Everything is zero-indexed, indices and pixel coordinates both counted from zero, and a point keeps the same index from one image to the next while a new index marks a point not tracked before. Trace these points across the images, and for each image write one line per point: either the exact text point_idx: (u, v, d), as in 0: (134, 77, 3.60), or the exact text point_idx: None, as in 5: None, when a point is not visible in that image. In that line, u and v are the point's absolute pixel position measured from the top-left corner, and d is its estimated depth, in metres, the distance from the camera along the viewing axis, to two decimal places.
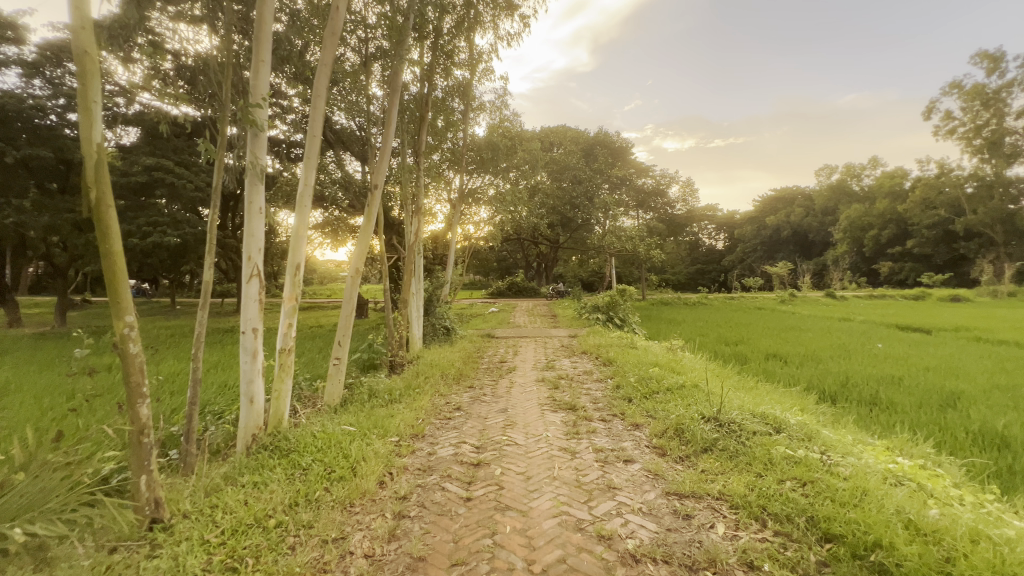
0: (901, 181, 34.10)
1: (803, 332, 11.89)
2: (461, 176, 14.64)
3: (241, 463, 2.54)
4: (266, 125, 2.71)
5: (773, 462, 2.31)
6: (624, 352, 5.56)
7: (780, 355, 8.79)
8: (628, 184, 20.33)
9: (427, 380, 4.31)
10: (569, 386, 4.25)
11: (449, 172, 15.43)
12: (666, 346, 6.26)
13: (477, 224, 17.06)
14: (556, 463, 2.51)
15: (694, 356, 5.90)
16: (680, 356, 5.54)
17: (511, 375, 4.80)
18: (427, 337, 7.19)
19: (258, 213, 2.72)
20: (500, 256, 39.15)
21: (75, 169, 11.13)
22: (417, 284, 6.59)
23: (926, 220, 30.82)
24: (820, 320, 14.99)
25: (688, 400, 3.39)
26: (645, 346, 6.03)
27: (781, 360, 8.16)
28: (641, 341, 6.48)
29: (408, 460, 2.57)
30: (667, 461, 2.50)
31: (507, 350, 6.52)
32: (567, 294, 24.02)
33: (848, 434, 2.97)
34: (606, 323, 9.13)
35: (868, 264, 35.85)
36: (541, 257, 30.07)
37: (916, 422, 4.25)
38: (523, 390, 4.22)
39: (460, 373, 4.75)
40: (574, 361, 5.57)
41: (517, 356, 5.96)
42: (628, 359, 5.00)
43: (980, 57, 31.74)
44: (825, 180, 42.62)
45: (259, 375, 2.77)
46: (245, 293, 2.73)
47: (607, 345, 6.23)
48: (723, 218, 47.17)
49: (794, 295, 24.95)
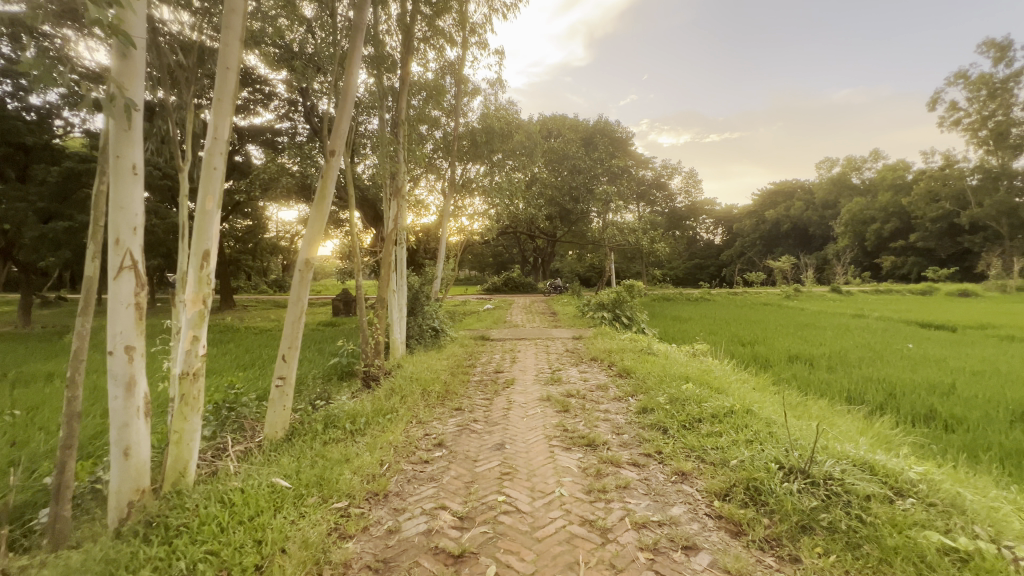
0: (904, 174, 33.43)
1: (820, 331, 11.09)
2: (453, 164, 13.75)
3: (97, 556, 1.65)
4: (132, 39, 1.74)
5: (931, 565, 1.46)
6: (641, 361, 4.70)
7: (805, 358, 7.99)
8: (629, 175, 19.49)
9: (404, 402, 3.43)
10: (582, 409, 3.38)
11: (441, 161, 14.53)
12: (688, 350, 5.42)
13: (471, 217, 16.16)
14: (579, 553, 1.64)
15: (722, 363, 5.06)
16: (708, 364, 4.69)
17: (509, 391, 3.92)
18: (412, 340, 6.32)
19: (130, 175, 1.81)
20: (495, 251, 38.17)
21: (30, 154, 10.19)
22: (399, 281, 5.69)
23: (930, 213, 30.14)
24: (833, 317, 14.23)
25: (747, 435, 2.54)
26: (664, 352, 5.17)
27: (807, 364, 7.35)
28: (657, 345, 5.64)
29: (354, 548, 1.71)
30: (752, 551, 1.64)
31: (504, 356, 5.63)
32: (565, 290, 23.19)
33: (983, 487, 2.13)
34: (612, 323, 8.28)
35: (870, 259, 35.21)
36: (538, 252, 29.25)
37: (1011, 448, 3.42)
38: (524, 413, 3.35)
39: (446, 390, 3.87)
40: (583, 370, 4.71)
41: (516, 365, 5.08)
42: (649, 370, 4.15)
43: (986, 47, 31.02)
44: (826, 174, 41.86)
45: (139, 417, 1.87)
46: (112, 295, 1.82)
47: (620, 351, 5.35)
48: (722, 212, 46.41)
49: (799, 291, 24.20)
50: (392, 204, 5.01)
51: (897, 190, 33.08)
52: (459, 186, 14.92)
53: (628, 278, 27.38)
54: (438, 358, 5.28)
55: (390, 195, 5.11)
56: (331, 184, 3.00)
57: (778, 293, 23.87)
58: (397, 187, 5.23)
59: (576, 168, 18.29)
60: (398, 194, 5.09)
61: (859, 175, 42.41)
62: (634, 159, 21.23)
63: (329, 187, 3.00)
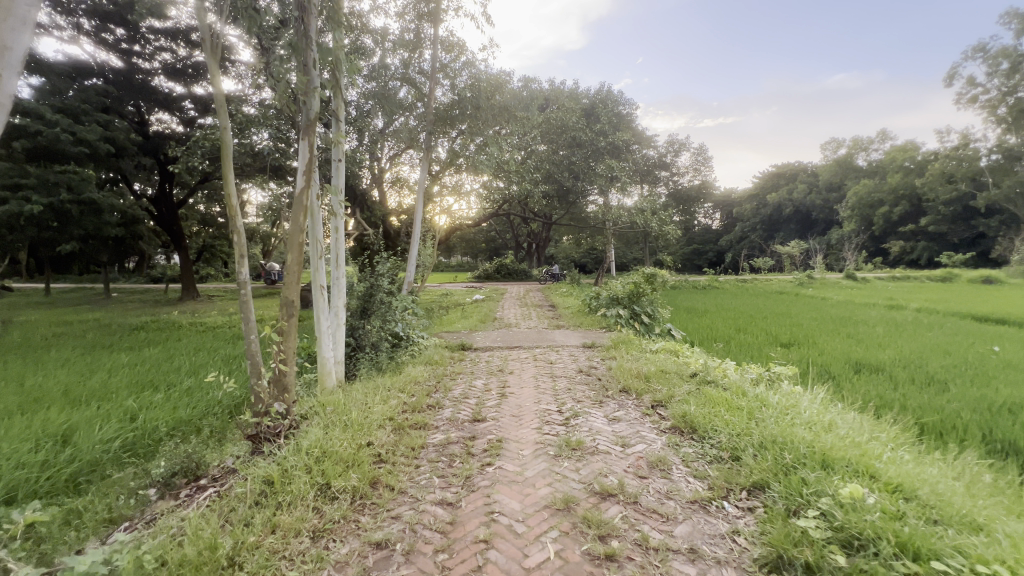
0: (915, 154, 31.68)
1: (863, 328, 9.40)
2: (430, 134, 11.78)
3: None
4: None
5: None
6: (707, 400, 2.95)
7: (867, 367, 6.33)
8: (631, 151, 17.57)
9: (272, 540, 1.62)
10: (643, 547, 1.61)
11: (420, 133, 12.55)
12: (759, 372, 3.69)
13: (457, 196, 14.24)
14: None
15: (819, 395, 3.32)
16: (810, 402, 2.97)
17: (492, 477, 2.14)
18: (363, 355, 4.52)
19: None
20: (486, 234, 36.16)
21: None
22: (335, 272, 3.86)
23: (944, 195, 28.44)
24: (866, 309, 12.62)
25: None
26: (729, 378, 3.41)
27: (879, 377, 5.67)
28: (711, 363, 3.91)
29: None
30: None
31: (490, 380, 3.84)
32: (562, 277, 21.37)
33: None
34: (629, 323, 6.56)
35: (877, 244, 33.64)
36: (532, 237, 27.43)
37: None
38: (519, 561, 1.56)
39: (377, 480, 2.07)
40: (614, 415, 2.94)
41: (507, 400, 3.33)
42: (741, 431, 2.38)
43: (1008, 17, 29.02)
44: (832, 155, 39.95)
45: None
46: None
47: (663, 375, 3.58)
48: (722, 196, 44.67)
49: (812, 277, 22.55)
50: (311, 129, 2.98)
51: (909, 171, 31.37)
52: (443, 160, 12.93)
53: (629, 265, 25.64)
54: (392, 387, 3.50)
55: (307, 107, 3.02)
56: (9, 31, 2.03)
57: (790, 281, 22.18)
58: (321, 96, 3.07)
59: (576, 142, 16.12)
60: (320, 106, 3.02)
61: (866, 156, 40.59)
62: (637, 136, 19.24)
63: (8, 37, 2.04)
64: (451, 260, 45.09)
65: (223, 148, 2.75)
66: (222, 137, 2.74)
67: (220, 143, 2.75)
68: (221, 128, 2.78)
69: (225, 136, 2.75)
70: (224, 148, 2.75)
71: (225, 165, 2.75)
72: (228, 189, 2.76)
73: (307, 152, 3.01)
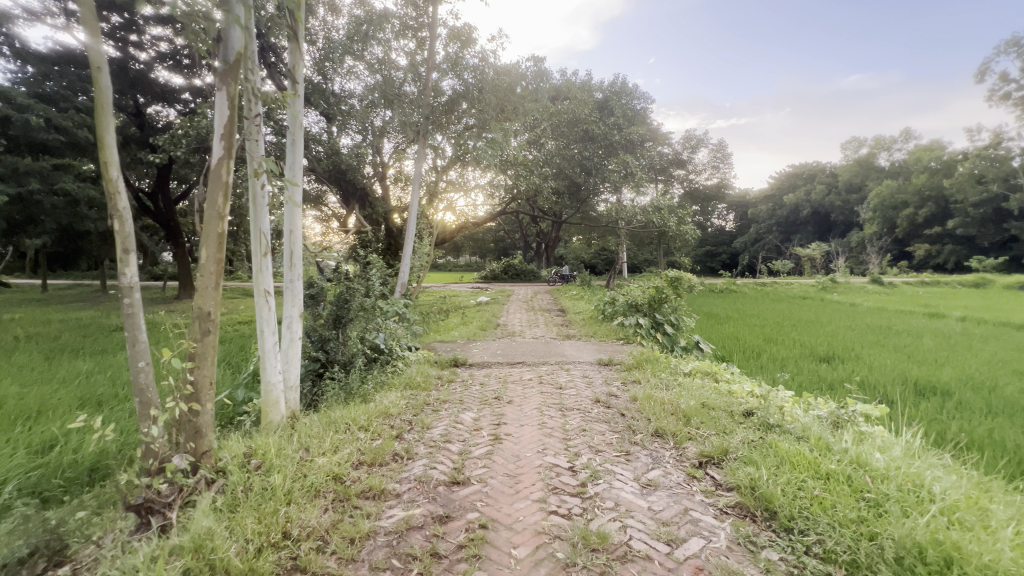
0: (942, 154, 30.21)
1: (908, 341, 8.42)
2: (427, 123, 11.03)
3: None
4: None
5: None
6: (779, 458, 2.11)
7: (930, 389, 5.39)
8: (645, 146, 16.65)
9: None
10: None
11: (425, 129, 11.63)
12: (833, 410, 2.83)
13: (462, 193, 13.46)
14: None
15: (925, 448, 2.46)
16: (927, 466, 2.09)
17: None
18: (331, 376, 3.72)
19: None
20: (494, 233, 35.49)
21: None
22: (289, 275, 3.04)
23: (973, 196, 26.99)
24: (903, 318, 11.60)
25: None
26: (798, 420, 2.57)
27: (953, 404, 4.73)
28: (764, 398, 3.05)
29: None
30: None
31: (482, 413, 3.01)
32: (572, 279, 20.54)
33: None
34: (649, 334, 5.73)
35: (900, 247, 32.26)
36: (541, 237, 26.63)
37: None
38: None
39: None
40: (649, 480, 2.10)
41: (501, 443, 2.52)
42: (861, 532, 1.53)
43: None
44: (853, 155, 38.52)
45: None
46: None
47: (707, 414, 2.73)
48: (737, 197, 43.48)
49: (835, 281, 21.44)
50: (232, 73, 2.14)
51: (936, 171, 29.95)
52: (446, 154, 12.13)
53: (642, 267, 24.73)
54: (352, 422, 2.72)
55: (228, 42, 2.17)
56: None
57: (812, 286, 21.07)
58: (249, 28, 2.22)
59: (589, 136, 15.05)
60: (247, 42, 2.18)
61: (888, 156, 39.07)
62: (652, 131, 18.34)
63: None
64: (460, 261, 44.40)
65: (100, 94, 1.91)
66: (98, 80, 1.89)
67: (96, 87, 1.90)
68: (99, 67, 1.92)
69: (102, 78, 1.90)
70: (100, 97, 1.91)
71: (104, 120, 1.91)
72: (106, 155, 1.91)
73: (228, 108, 2.17)
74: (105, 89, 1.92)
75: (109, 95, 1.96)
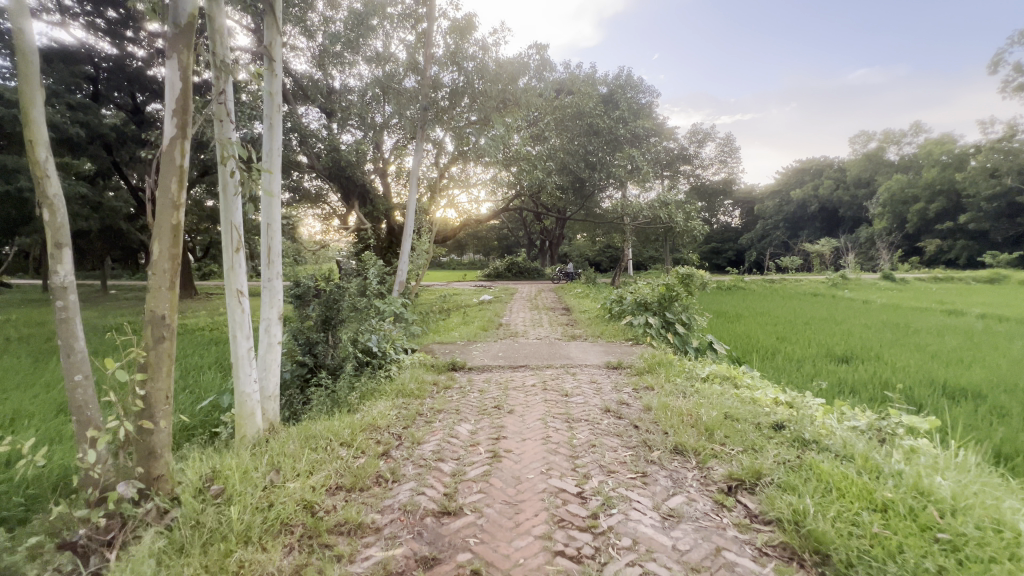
0: (954, 147, 29.57)
1: (929, 339, 8.05)
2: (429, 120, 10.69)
3: None
4: None
5: None
6: (823, 485, 1.82)
7: (961, 392, 5.06)
8: (650, 140, 16.27)
9: None
10: None
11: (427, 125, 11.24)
12: (874, 423, 2.51)
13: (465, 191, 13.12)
14: None
15: (985, 467, 2.15)
16: (998, 492, 1.78)
17: None
18: (317, 384, 3.43)
19: None
20: (497, 231, 35.16)
21: None
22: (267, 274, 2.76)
23: (986, 189, 26.38)
24: (921, 315, 11.20)
25: None
26: (838, 433, 2.26)
27: (988, 409, 4.39)
28: (793, 409, 2.74)
29: None
30: None
31: (480, 426, 2.71)
32: (577, 276, 20.21)
33: None
34: (660, 335, 5.41)
35: (911, 242, 31.67)
36: (545, 234, 26.31)
37: None
38: None
39: None
40: (671, 510, 1.80)
41: (500, 462, 2.22)
42: None
43: None
44: (861, 149, 37.87)
45: None
46: None
47: (732, 428, 2.43)
48: (743, 192, 42.92)
49: (846, 277, 20.97)
50: (185, 41, 1.85)
51: (946, 165, 29.35)
52: (447, 150, 11.83)
53: (648, 264, 24.35)
54: (336, 437, 2.45)
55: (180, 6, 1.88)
56: None
57: (821, 282, 20.65)
58: None
59: (593, 130, 14.66)
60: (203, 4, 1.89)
61: (898, 150, 38.39)
62: (657, 126, 17.95)
63: None
64: (463, 259, 44.12)
65: (26, 62, 1.62)
66: (21, 39, 1.60)
67: (18, 53, 1.61)
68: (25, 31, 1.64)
69: (29, 38, 1.61)
70: (26, 64, 1.63)
71: (32, 93, 1.63)
72: (35, 134, 1.63)
73: (182, 81, 1.88)
74: (32, 54, 1.64)
75: (39, 64, 1.68)
